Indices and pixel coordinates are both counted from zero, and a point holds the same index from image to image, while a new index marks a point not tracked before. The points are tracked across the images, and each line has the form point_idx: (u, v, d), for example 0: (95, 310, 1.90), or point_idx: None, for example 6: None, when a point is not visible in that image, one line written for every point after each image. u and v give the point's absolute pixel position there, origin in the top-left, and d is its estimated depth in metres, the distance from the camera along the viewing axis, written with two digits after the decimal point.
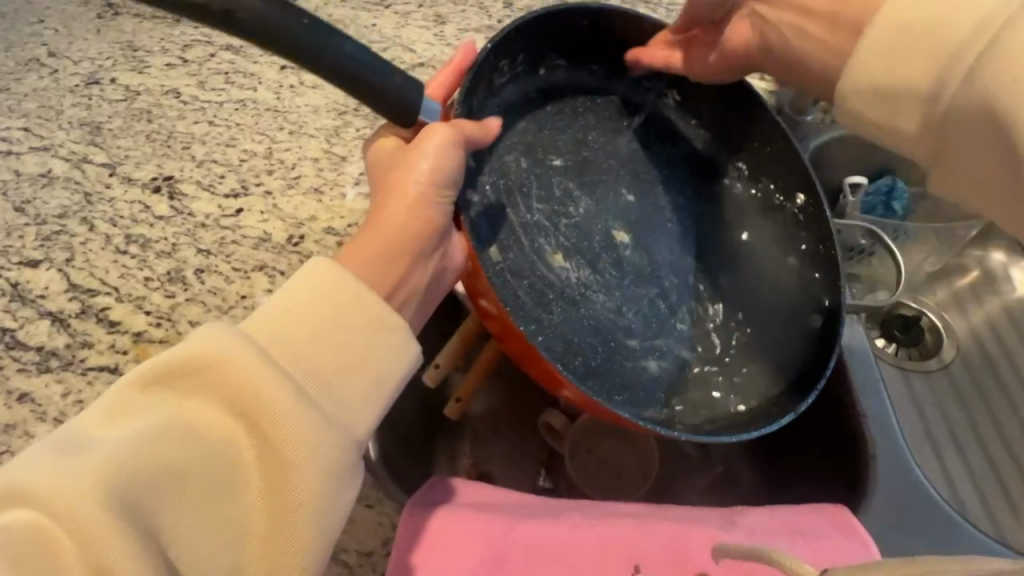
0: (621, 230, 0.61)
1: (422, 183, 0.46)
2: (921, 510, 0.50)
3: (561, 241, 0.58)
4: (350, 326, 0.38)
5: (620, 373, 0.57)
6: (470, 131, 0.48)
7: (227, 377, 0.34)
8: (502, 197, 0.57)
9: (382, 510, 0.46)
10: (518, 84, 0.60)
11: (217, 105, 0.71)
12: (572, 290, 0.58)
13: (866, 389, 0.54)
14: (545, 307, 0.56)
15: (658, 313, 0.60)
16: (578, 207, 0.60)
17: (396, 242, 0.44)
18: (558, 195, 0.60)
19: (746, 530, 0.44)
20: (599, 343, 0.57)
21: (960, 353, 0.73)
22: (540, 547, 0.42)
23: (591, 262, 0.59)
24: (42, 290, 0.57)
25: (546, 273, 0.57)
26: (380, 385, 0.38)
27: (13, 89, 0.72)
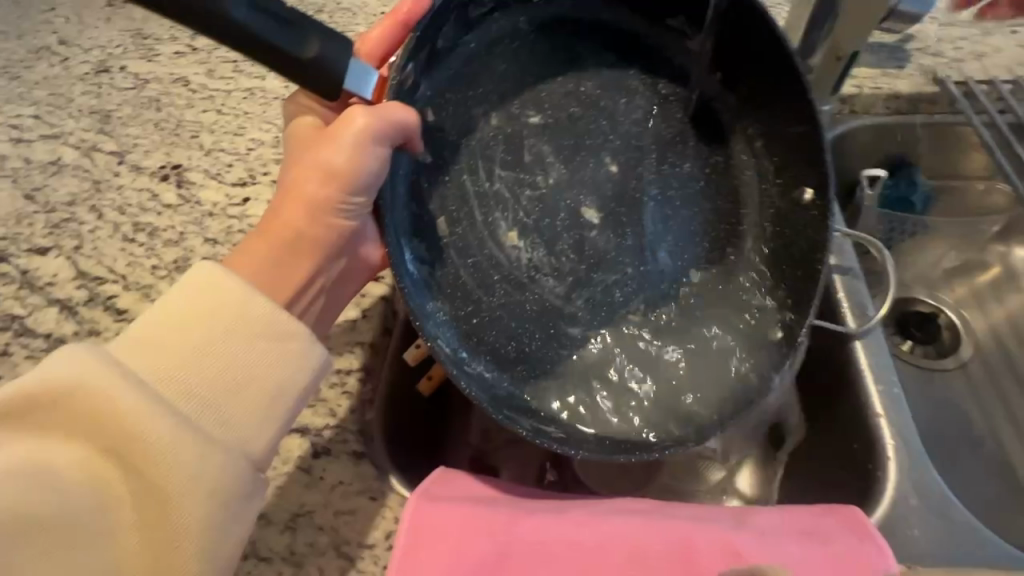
0: (592, 206, 0.53)
1: (327, 179, 0.43)
2: (940, 515, 0.47)
3: (520, 217, 0.52)
4: (233, 337, 0.38)
5: (555, 366, 0.51)
6: (397, 116, 0.42)
7: (89, 404, 0.34)
8: (465, 160, 0.51)
9: (387, 503, 0.44)
10: (506, 12, 0.52)
11: (225, 94, 0.71)
12: (519, 272, 0.52)
13: (879, 384, 0.52)
14: (486, 288, 0.51)
15: (609, 300, 0.53)
16: (548, 177, 0.53)
17: (294, 241, 0.43)
18: (530, 160, 0.52)
19: (756, 530, 0.43)
20: (536, 333, 0.51)
21: (978, 351, 0.71)
22: (544, 543, 0.42)
23: (549, 243, 0.52)
24: (51, 277, 0.58)
25: (494, 252, 0.51)
26: (273, 394, 0.38)
27: (25, 77, 0.72)
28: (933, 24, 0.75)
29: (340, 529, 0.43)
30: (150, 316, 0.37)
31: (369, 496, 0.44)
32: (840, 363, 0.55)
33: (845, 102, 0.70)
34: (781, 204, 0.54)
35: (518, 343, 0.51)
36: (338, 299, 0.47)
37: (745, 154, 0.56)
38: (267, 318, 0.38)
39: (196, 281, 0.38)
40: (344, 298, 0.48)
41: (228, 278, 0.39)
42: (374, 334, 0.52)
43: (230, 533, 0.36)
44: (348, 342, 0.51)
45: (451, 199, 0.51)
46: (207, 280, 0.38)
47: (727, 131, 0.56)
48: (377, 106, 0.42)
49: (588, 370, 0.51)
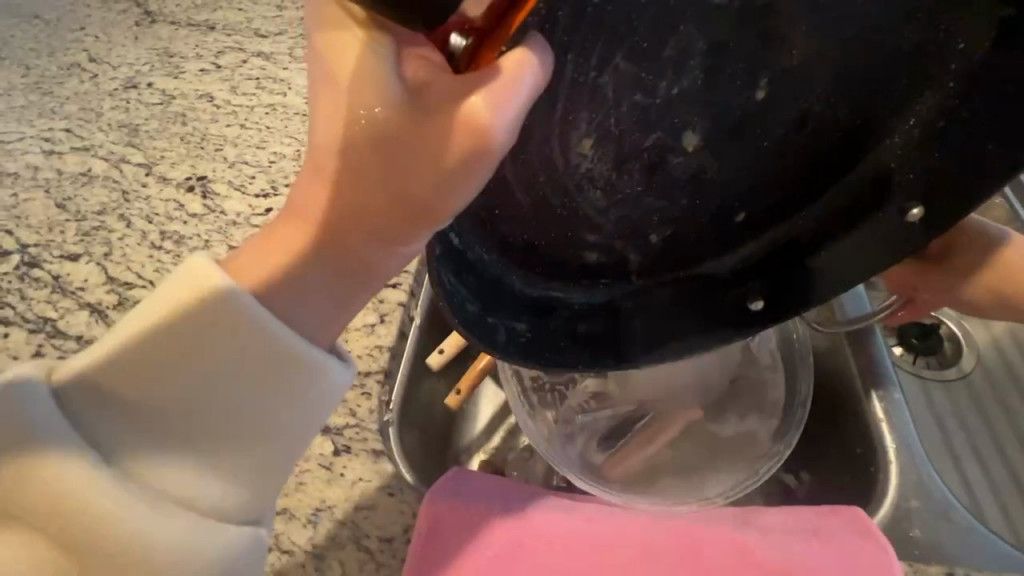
0: (697, 134, 0.41)
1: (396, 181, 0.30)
2: (939, 516, 0.48)
3: (600, 122, 0.40)
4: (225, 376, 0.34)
5: (564, 268, 0.44)
6: (520, 85, 0.28)
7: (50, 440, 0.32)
8: (577, 30, 0.36)
9: (403, 498, 0.47)
10: None
11: (248, 109, 0.74)
12: (568, 178, 0.41)
13: (886, 389, 0.54)
14: (528, 189, 0.41)
15: (645, 222, 0.44)
16: (672, 86, 0.39)
17: (334, 243, 0.33)
18: (668, 55, 0.38)
19: (760, 529, 0.45)
20: (545, 232, 0.43)
21: (979, 362, 0.72)
22: (557, 542, 0.43)
23: (616, 160, 0.41)
24: (82, 282, 0.60)
25: (553, 156, 0.40)
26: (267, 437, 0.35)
27: (56, 93, 0.76)
28: None
29: (360, 523, 0.45)
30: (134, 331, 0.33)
31: (388, 492, 0.47)
32: (840, 373, 0.57)
33: None
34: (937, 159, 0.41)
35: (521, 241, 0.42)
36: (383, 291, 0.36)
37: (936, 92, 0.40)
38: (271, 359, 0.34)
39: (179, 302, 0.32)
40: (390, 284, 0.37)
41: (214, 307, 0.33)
42: (392, 340, 0.52)
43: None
44: (365, 346, 0.52)
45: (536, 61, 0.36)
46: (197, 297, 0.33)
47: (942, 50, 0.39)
48: (488, 81, 0.28)
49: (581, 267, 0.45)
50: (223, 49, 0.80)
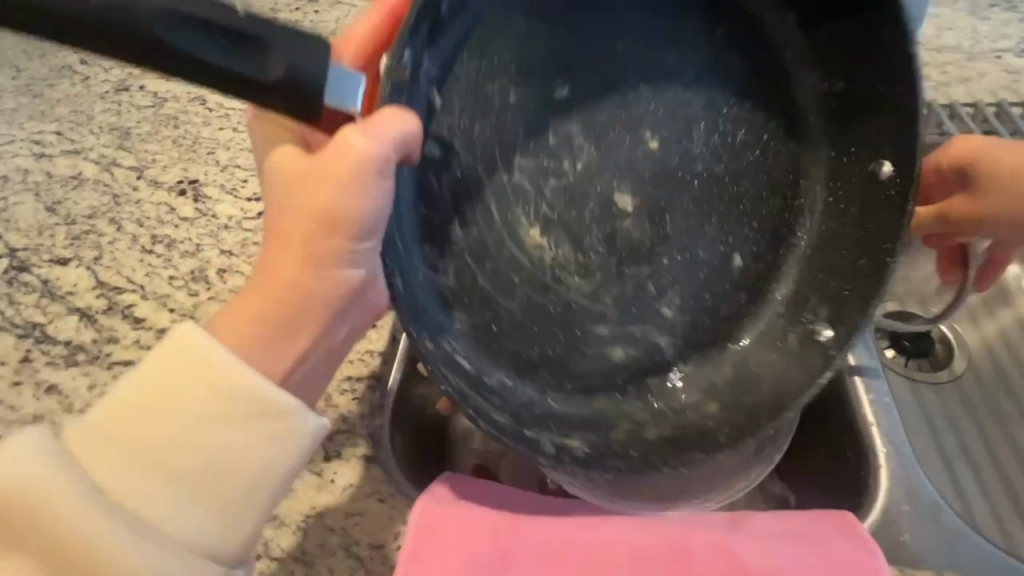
0: (626, 193, 0.51)
1: (335, 220, 0.40)
2: (924, 520, 0.49)
3: (543, 211, 0.50)
4: (197, 420, 0.37)
5: (599, 373, 0.51)
6: (398, 130, 0.38)
7: (34, 497, 0.34)
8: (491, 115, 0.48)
9: (394, 504, 0.47)
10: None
11: (241, 111, 0.74)
12: (541, 273, 0.50)
13: (873, 390, 0.54)
14: (507, 293, 0.49)
15: (640, 296, 0.52)
16: (576, 162, 0.51)
17: (290, 297, 0.41)
18: (555, 144, 0.50)
19: (750, 533, 0.45)
20: (570, 343, 0.50)
21: (971, 365, 0.72)
22: (546, 546, 0.43)
23: (574, 240, 0.51)
24: (71, 287, 0.59)
25: (517, 253, 0.49)
26: (235, 477, 0.38)
27: (47, 95, 0.75)
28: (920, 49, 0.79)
29: (350, 529, 0.46)
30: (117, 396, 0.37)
31: (378, 498, 0.47)
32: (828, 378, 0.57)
33: None
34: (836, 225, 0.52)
35: (540, 349, 0.50)
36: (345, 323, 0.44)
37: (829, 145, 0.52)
38: (236, 403, 0.38)
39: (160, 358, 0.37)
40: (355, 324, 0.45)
41: (192, 360, 0.38)
42: (384, 344, 0.54)
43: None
44: (357, 351, 0.54)
45: (471, 162, 0.48)
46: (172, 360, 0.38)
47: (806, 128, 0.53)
48: (370, 123, 0.38)
49: (618, 366, 0.51)
50: None
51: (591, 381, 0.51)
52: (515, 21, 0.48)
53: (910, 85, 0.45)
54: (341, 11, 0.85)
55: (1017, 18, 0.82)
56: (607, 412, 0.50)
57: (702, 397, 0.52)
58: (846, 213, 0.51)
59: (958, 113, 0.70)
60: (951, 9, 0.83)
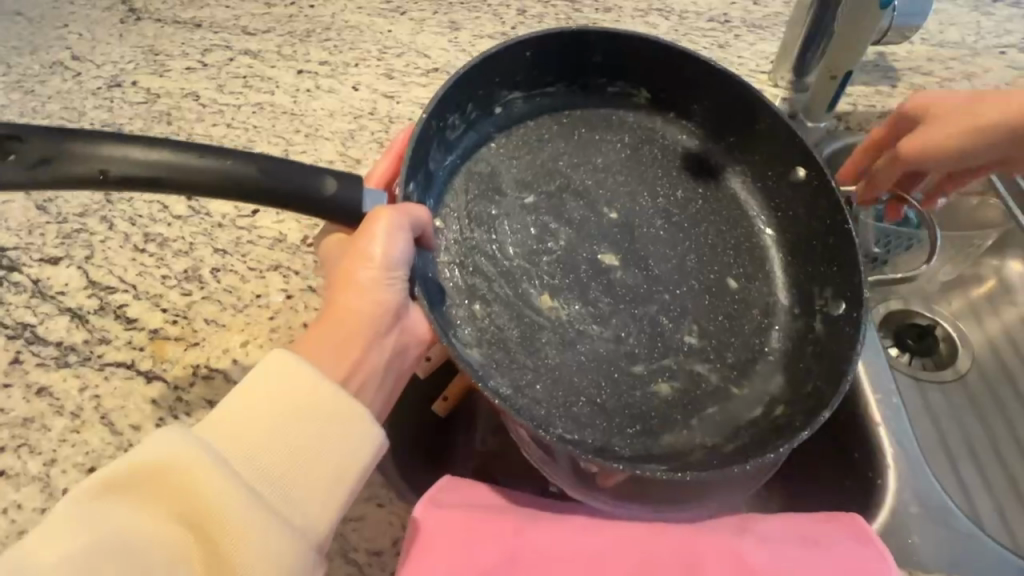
0: (608, 253, 0.58)
1: (371, 275, 0.45)
2: (934, 521, 0.48)
3: (546, 280, 0.56)
4: (311, 419, 0.39)
5: (653, 413, 0.53)
6: (416, 213, 0.47)
7: (179, 481, 0.35)
8: (474, 221, 0.58)
9: (394, 509, 0.46)
10: (477, 128, 0.62)
11: (235, 108, 0.72)
12: (564, 328, 0.55)
13: (879, 392, 0.54)
14: (538, 351, 0.54)
15: (659, 331, 0.56)
16: (558, 240, 0.58)
17: (347, 335, 0.44)
18: (540, 232, 0.58)
19: (758, 537, 0.44)
20: (617, 386, 0.54)
21: (975, 363, 0.72)
22: (549, 553, 0.42)
23: (582, 295, 0.56)
24: (62, 286, 0.57)
25: (535, 318, 0.55)
26: (344, 476, 0.39)
27: (38, 91, 0.74)
28: (924, 44, 0.78)
29: (348, 534, 0.45)
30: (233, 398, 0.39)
31: (377, 503, 0.46)
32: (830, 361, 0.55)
33: (840, 119, 0.73)
34: (817, 257, 0.59)
35: (590, 399, 0.52)
36: (392, 380, 0.46)
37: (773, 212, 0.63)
38: (340, 405, 0.40)
39: (274, 365, 0.40)
40: (399, 383, 0.47)
41: (301, 369, 0.40)
42: None
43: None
44: None
45: (476, 258, 0.56)
46: (282, 366, 0.40)
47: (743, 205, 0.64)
48: (400, 207, 0.47)
49: (671, 402, 0.54)
50: (210, 47, 0.78)
51: (649, 419, 0.53)
52: (483, 162, 0.61)
53: (789, 135, 0.59)
54: (336, 5, 0.83)
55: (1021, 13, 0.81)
56: (678, 443, 0.53)
57: (759, 407, 0.55)
58: (798, 229, 0.61)
59: None
60: (956, 2, 0.81)
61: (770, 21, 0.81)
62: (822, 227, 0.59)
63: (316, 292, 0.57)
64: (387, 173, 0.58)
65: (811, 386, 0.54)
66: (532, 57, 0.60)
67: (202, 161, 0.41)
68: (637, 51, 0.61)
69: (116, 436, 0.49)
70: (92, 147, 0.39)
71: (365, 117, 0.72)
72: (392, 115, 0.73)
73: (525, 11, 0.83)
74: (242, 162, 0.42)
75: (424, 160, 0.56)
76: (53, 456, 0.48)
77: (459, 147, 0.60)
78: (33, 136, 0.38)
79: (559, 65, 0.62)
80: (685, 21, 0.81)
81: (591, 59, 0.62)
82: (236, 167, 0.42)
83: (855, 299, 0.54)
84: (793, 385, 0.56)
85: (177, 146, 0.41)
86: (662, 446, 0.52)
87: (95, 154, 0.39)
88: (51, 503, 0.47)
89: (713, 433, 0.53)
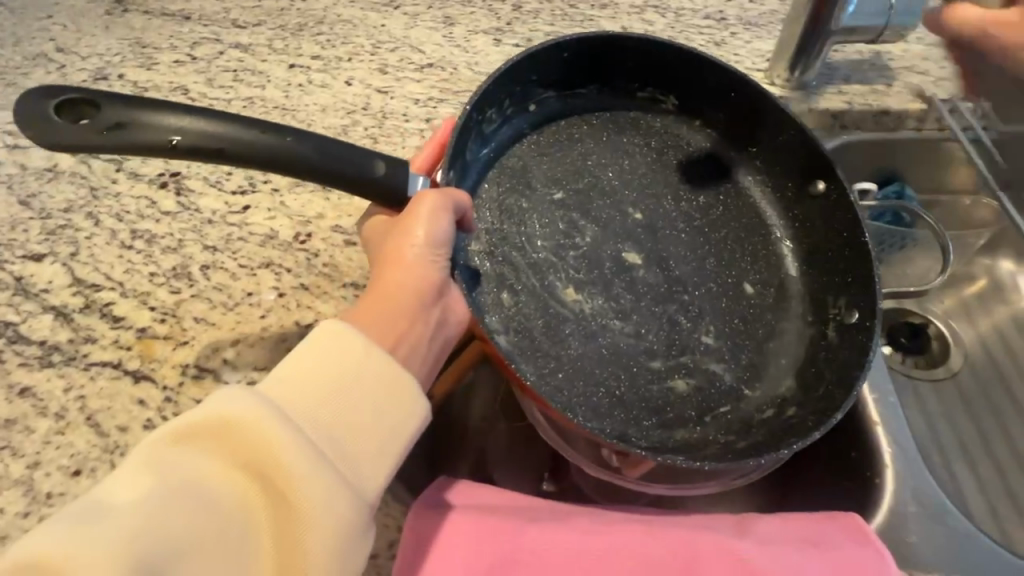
0: (632, 251, 0.58)
1: (418, 253, 0.46)
2: (931, 519, 0.48)
3: (572, 275, 0.56)
4: (367, 388, 0.39)
5: (668, 408, 0.53)
6: (460, 196, 0.48)
7: (249, 438, 0.35)
8: (501, 217, 0.57)
9: (389, 510, 0.45)
10: (510, 125, 0.61)
11: (225, 102, 0.71)
12: (588, 322, 0.55)
13: (877, 390, 0.54)
14: (562, 343, 0.53)
15: (677, 329, 0.56)
16: (584, 237, 0.58)
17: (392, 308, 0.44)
18: (566, 227, 0.58)
19: (758, 538, 0.44)
20: (636, 379, 0.53)
21: (967, 361, 0.72)
22: (547, 554, 0.42)
23: (605, 291, 0.56)
24: (46, 284, 0.56)
25: (560, 309, 0.55)
26: (395, 437, 0.39)
27: (21, 84, 0.72)
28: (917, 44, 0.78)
29: None
30: (292, 360, 0.39)
31: None
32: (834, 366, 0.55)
33: (835, 118, 0.72)
34: (830, 266, 0.60)
35: (608, 391, 0.53)
36: (435, 357, 0.45)
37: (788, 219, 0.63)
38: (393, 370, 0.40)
39: (332, 331, 0.40)
40: (441, 361, 0.46)
41: (358, 339, 0.40)
42: None
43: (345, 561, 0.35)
44: None
45: (506, 250, 0.56)
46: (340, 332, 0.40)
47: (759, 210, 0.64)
48: (445, 189, 0.48)
49: (684, 398, 0.54)
50: (199, 40, 0.77)
51: (665, 413, 0.53)
52: (517, 159, 0.61)
53: (811, 146, 0.60)
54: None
55: None
56: (675, 439, 0.52)
57: (770, 407, 0.55)
58: (811, 239, 0.62)
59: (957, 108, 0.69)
60: None
61: (766, 20, 0.81)
62: (833, 234, 0.60)
63: (308, 291, 0.56)
64: (428, 162, 0.56)
65: (823, 389, 0.54)
66: (569, 59, 0.60)
67: (267, 137, 0.42)
68: (661, 54, 0.61)
69: (102, 438, 0.47)
70: (162, 121, 0.40)
71: (358, 113, 0.71)
72: (385, 110, 0.71)
73: (521, 6, 0.83)
74: (302, 141, 0.43)
75: (463, 150, 0.55)
76: (36, 458, 0.47)
77: (494, 143, 0.60)
78: (110, 105, 0.41)
79: (592, 70, 0.62)
80: (682, 19, 0.81)
81: (623, 63, 0.62)
82: (297, 145, 0.43)
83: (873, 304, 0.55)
84: (802, 386, 0.56)
85: (242, 122, 0.42)
86: (677, 439, 0.52)
87: (162, 122, 0.40)
88: (33, 507, 0.45)
89: (726, 429, 0.54)
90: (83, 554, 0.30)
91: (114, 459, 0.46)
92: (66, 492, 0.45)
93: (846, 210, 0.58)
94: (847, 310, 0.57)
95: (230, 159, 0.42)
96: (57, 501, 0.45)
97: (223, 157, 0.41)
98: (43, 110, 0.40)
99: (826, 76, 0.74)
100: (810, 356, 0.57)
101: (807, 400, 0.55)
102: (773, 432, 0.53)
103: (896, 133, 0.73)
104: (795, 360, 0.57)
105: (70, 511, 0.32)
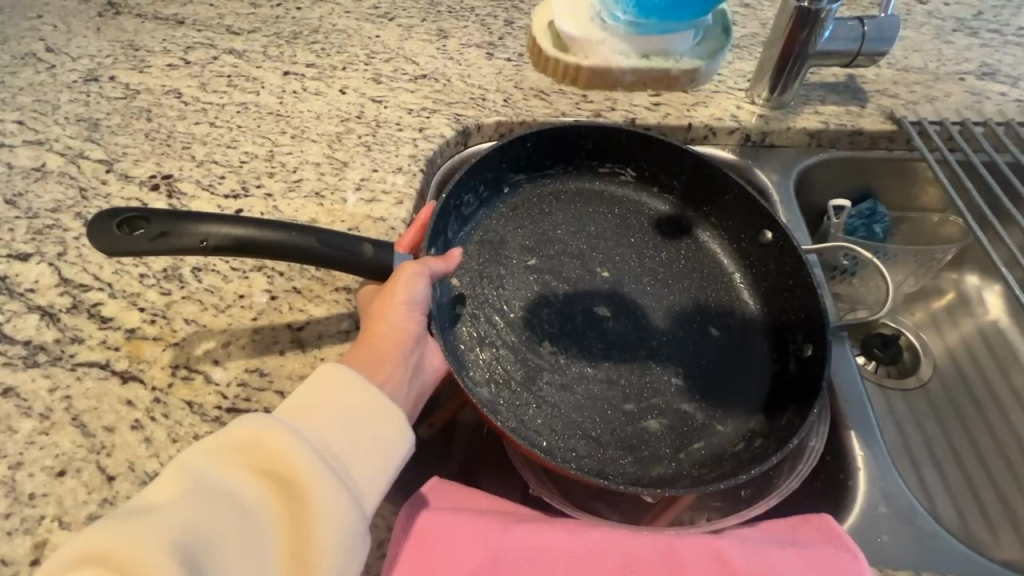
0: (603, 305, 0.61)
1: (398, 309, 0.49)
2: (900, 522, 0.50)
3: (547, 329, 0.59)
4: (367, 411, 0.42)
5: (643, 446, 0.54)
6: (437, 267, 0.51)
7: (266, 450, 0.38)
8: (475, 279, 0.61)
9: (380, 512, 0.46)
10: (485, 205, 0.67)
11: (219, 107, 0.71)
12: (562, 371, 0.57)
13: (850, 399, 0.57)
14: (535, 385, 0.56)
15: (648, 372, 0.58)
16: (558, 295, 0.61)
17: (372, 364, 0.46)
18: (539, 285, 0.62)
19: (736, 539, 0.46)
20: (611, 420, 0.55)
21: (936, 371, 0.75)
22: (532, 552, 0.43)
23: (578, 342, 0.59)
24: (32, 283, 0.55)
25: (534, 361, 0.57)
26: (391, 453, 0.41)
27: (8, 82, 0.72)
28: (889, 68, 0.83)
29: None
30: (300, 388, 0.42)
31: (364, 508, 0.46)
32: (793, 401, 0.57)
33: (812, 137, 0.75)
34: (789, 314, 0.63)
35: (585, 433, 0.54)
36: (415, 402, 0.48)
37: (747, 274, 0.67)
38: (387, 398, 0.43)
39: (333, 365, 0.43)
40: (419, 405, 0.49)
41: (349, 379, 0.42)
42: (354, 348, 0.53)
43: (350, 564, 0.37)
44: (337, 354, 0.53)
45: (487, 311, 0.59)
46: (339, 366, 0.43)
47: (722, 265, 0.68)
48: (426, 259, 0.52)
49: (659, 436, 0.55)
50: (193, 45, 0.77)
51: (641, 451, 0.54)
52: (492, 232, 0.65)
53: (756, 204, 0.65)
54: (324, 10, 0.84)
55: (976, 43, 0.88)
56: (655, 448, 0.54)
57: (741, 440, 0.56)
58: (768, 282, 0.65)
59: (925, 130, 0.74)
60: (918, 32, 0.88)
61: (748, 42, 0.85)
62: (787, 280, 0.63)
63: (301, 294, 0.56)
64: (413, 243, 0.59)
65: (786, 418, 0.56)
66: (534, 147, 0.67)
67: (278, 234, 0.47)
68: (617, 137, 0.68)
69: (88, 438, 0.47)
70: (194, 224, 0.45)
71: (352, 121, 0.72)
72: (379, 119, 0.72)
73: (514, 22, 0.85)
74: (305, 234, 0.48)
75: (444, 229, 0.62)
76: (19, 459, 0.46)
77: (473, 221, 0.66)
78: (157, 217, 0.45)
79: (557, 151, 0.69)
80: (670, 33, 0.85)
81: (582, 146, 0.69)
82: (301, 239, 0.47)
83: (824, 339, 0.57)
84: (769, 420, 0.57)
85: (259, 220, 0.47)
86: (652, 476, 0.53)
87: (200, 230, 0.45)
88: (15, 508, 0.44)
89: (699, 464, 0.54)
90: (120, 542, 0.33)
91: (100, 461, 0.46)
92: (50, 492, 0.44)
93: (795, 257, 0.62)
94: (803, 344, 0.60)
95: (247, 253, 0.46)
96: (40, 502, 0.44)
97: (244, 254, 0.47)
98: (98, 223, 0.44)
99: (802, 97, 0.78)
100: (774, 397, 0.59)
101: (772, 431, 0.56)
102: (739, 461, 0.54)
103: (870, 152, 0.76)
104: (762, 397, 0.59)
105: (107, 520, 0.35)
